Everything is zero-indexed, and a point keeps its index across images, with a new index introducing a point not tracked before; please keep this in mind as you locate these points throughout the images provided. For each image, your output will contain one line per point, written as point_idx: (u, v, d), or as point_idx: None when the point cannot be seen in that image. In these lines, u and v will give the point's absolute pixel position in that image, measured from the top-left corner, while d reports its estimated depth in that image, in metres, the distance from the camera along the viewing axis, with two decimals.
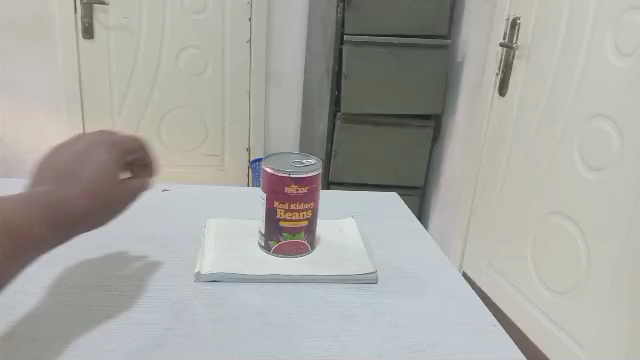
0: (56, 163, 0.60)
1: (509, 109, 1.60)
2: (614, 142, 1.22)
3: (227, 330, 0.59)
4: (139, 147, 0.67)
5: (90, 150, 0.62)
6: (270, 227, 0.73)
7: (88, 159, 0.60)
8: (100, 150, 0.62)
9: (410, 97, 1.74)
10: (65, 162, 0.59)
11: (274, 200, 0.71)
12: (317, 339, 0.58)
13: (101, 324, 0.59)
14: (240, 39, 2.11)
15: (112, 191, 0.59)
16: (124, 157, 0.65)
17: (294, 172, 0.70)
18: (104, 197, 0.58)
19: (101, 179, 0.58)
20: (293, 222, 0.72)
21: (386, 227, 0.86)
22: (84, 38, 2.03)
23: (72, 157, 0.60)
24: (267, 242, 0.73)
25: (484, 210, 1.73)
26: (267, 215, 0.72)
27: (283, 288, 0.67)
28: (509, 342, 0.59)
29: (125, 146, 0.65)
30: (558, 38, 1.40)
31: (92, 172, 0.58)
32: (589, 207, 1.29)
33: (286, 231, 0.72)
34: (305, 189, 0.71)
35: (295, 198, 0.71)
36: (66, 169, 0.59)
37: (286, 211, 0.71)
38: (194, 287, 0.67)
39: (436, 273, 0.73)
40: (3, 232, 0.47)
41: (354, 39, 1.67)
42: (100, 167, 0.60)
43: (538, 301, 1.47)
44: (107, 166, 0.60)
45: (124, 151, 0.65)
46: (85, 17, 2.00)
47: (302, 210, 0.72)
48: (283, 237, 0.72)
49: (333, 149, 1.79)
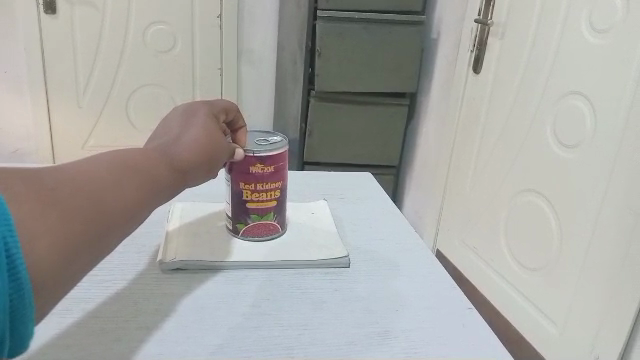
0: (161, 125, 0.58)
1: (484, 86, 1.57)
2: (588, 119, 1.20)
3: (192, 322, 0.55)
4: (233, 110, 0.68)
5: (192, 111, 0.61)
6: (236, 209, 0.68)
7: (191, 119, 0.58)
8: (200, 111, 0.61)
9: (386, 74, 1.70)
10: (172, 122, 0.58)
11: (240, 182, 0.66)
12: (286, 328, 0.55)
13: (54, 318, 0.54)
14: (210, 14, 2.04)
15: (221, 144, 0.57)
16: (221, 116, 0.65)
17: (258, 150, 0.65)
18: (215, 149, 0.56)
19: (207, 135, 0.56)
20: (261, 203, 0.68)
21: (359, 208, 0.83)
22: (45, 13, 1.93)
23: (177, 118, 0.59)
24: (234, 225, 0.69)
25: (457, 188, 1.72)
26: (231, 198, 0.68)
27: (250, 275, 0.64)
28: (483, 327, 0.57)
29: (222, 107, 0.66)
30: (534, 15, 1.37)
31: (197, 129, 0.56)
32: (561, 186, 1.29)
33: (254, 213, 0.68)
34: (271, 168, 0.66)
35: (262, 178, 0.66)
36: (170, 128, 0.56)
37: (252, 192, 0.67)
38: (153, 276, 0.63)
39: (410, 256, 0.70)
40: (138, 180, 0.44)
41: (328, 14, 1.61)
42: (204, 124, 0.58)
43: (510, 278, 1.48)
44: (211, 124, 0.59)
45: (221, 111, 0.65)
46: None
47: (270, 190, 0.67)
48: (250, 219, 0.68)
49: (308, 127, 1.75)
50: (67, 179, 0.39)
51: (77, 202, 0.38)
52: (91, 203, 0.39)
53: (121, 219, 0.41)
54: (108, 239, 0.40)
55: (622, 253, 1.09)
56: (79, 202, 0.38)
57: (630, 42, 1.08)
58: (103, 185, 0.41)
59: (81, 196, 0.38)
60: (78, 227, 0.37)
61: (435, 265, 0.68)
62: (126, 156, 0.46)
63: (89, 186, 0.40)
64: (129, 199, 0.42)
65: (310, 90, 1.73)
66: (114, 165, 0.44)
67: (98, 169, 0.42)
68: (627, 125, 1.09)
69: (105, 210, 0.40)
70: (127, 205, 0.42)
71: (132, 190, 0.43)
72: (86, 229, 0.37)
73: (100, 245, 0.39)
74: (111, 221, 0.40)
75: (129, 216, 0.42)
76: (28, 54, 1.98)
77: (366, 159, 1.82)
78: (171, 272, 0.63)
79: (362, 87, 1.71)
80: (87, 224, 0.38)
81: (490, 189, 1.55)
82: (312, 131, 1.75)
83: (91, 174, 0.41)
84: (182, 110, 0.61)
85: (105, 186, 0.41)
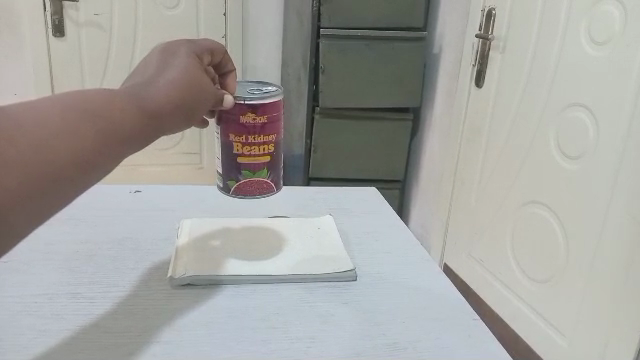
0: (142, 64, 0.58)
1: (486, 100, 1.59)
2: (590, 130, 1.21)
3: (201, 336, 0.56)
4: (219, 52, 0.68)
5: (174, 52, 0.59)
6: (228, 165, 0.72)
7: (171, 60, 0.57)
8: (182, 51, 0.60)
9: (389, 89, 1.72)
10: (151, 63, 0.57)
11: (231, 135, 0.70)
12: (295, 341, 0.56)
13: (66, 333, 0.56)
14: (215, 35, 2.08)
15: (204, 89, 0.56)
16: (206, 57, 0.65)
17: (249, 98, 0.68)
18: (197, 94, 0.55)
19: (185, 77, 0.54)
20: (252, 158, 0.72)
21: (364, 221, 0.84)
22: (53, 35, 1.97)
23: (156, 58, 0.57)
24: (225, 183, 0.74)
25: (462, 201, 1.72)
26: (224, 153, 0.72)
27: (258, 289, 0.65)
28: (489, 338, 0.58)
29: (208, 48, 0.66)
30: (534, 29, 1.39)
31: (175, 70, 0.55)
32: (565, 197, 1.29)
33: (246, 169, 0.72)
34: (263, 120, 0.69)
35: (253, 130, 0.70)
36: (149, 69, 0.56)
37: (243, 146, 0.70)
38: (163, 291, 0.64)
39: (416, 268, 0.71)
40: (101, 130, 0.44)
41: (331, 32, 1.64)
42: (183, 65, 0.56)
43: (517, 290, 1.48)
44: (192, 65, 0.57)
45: (205, 51, 0.65)
46: (54, 13, 1.94)
47: (262, 144, 0.71)
48: (242, 176, 0.73)
49: (312, 143, 1.77)
50: (12, 127, 0.39)
51: (19, 155, 0.39)
52: (36, 154, 0.40)
53: (73, 169, 0.42)
54: (59, 191, 0.41)
55: (629, 260, 1.10)
56: (24, 154, 0.39)
57: (629, 55, 1.10)
58: (55, 133, 0.41)
59: (25, 149, 0.39)
60: (17, 181, 0.38)
61: (440, 276, 0.69)
62: (95, 101, 0.46)
63: (38, 136, 0.40)
64: (85, 149, 0.43)
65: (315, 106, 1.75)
66: (76, 109, 0.44)
67: (55, 114, 0.42)
68: (630, 134, 1.10)
69: (57, 162, 0.41)
70: (80, 156, 0.42)
71: (88, 139, 0.43)
72: (27, 182, 0.39)
73: (49, 197, 0.41)
74: (60, 172, 0.41)
75: (82, 165, 0.43)
76: (36, 75, 2.01)
77: (371, 174, 1.83)
78: (181, 287, 0.65)
79: (366, 102, 1.73)
80: (31, 177, 0.39)
81: (495, 201, 1.56)
82: (317, 146, 1.77)
83: (45, 122, 0.41)
84: (165, 49, 0.60)
85: (61, 134, 0.42)
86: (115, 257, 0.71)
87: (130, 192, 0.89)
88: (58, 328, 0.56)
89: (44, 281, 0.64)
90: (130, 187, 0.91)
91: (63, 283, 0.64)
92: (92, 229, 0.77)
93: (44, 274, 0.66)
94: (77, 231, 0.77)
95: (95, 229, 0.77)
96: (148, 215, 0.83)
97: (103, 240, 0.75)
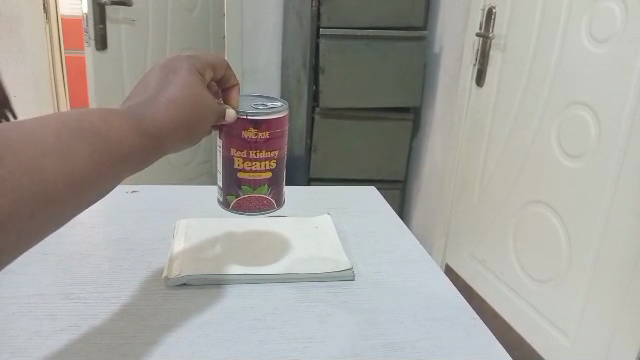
0: (141, 79, 0.56)
1: (488, 98, 1.58)
2: (592, 130, 1.20)
3: (197, 336, 0.56)
4: (221, 66, 0.68)
5: (174, 69, 0.58)
6: (228, 180, 0.72)
7: (171, 78, 0.56)
8: (183, 68, 0.58)
9: (389, 90, 1.71)
10: (152, 79, 0.55)
11: (232, 148, 0.69)
12: (292, 341, 0.55)
13: (61, 332, 0.55)
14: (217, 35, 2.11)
15: (203, 109, 0.55)
16: (206, 72, 0.64)
17: (253, 114, 0.67)
18: (196, 115, 0.53)
19: (186, 97, 0.53)
20: (253, 174, 0.71)
21: (362, 221, 0.83)
22: (96, 48, 1.87)
23: (157, 75, 0.56)
24: (226, 198, 0.74)
25: (465, 201, 1.71)
26: (225, 166, 0.71)
27: (253, 290, 0.64)
28: (489, 338, 0.57)
29: (208, 62, 0.65)
30: (536, 22, 1.37)
31: (175, 88, 0.53)
32: (567, 195, 1.28)
33: (246, 184, 0.72)
34: (265, 136, 0.68)
35: (255, 145, 0.68)
36: (149, 85, 0.54)
37: (244, 161, 0.70)
38: (159, 292, 0.63)
39: (415, 268, 0.70)
40: (97, 149, 0.43)
41: (331, 32, 1.63)
42: (185, 83, 0.55)
43: (523, 293, 1.45)
44: (193, 84, 0.56)
45: (206, 66, 0.64)
46: (99, 23, 1.83)
47: (265, 161, 0.70)
48: (242, 191, 0.72)
49: (312, 144, 1.77)
50: (4, 146, 0.37)
51: (9, 175, 0.36)
52: (32, 172, 0.38)
53: (69, 187, 0.40)
54: (55, 209, 0.39)
55: (635, 260, 1.08)
56: (20, 169, 0.37)
57: (630, 51, 1.09)
58: (50, 149, 0.40)
59: (18, 170, 0.37)
60: (5, 202, 0.36)
61: (440, 277, 0.68)
62: (93, 118, 0.44)
63: (32, 155, 0.38)
64: (80, 168, 0.41)
65: (315, 107, 1.74)
66: (74, 127, 0.42)
67: (49, 132, 0.41)
68: (631, 132, 1.09)
69: (52, 180, 0.39)
70: (75, 175, 0.41)
71: (85, 157, 0.42)
72: (18, 203, 0.37)
73: (42, 219, 0.39)
74: (56, 191, 0.39)
75: (77, 186, 0.41)
76: None
77: (371, 175, 1.82)
78: (177, 288, 0.64)
79: (366, 103, 1.72)
80: (26, 193, 0.37)
81: (497, 200, 1.55)
82: (316, 147, 1.76)
83: (40, 138, 0.40)
84: (166, 65, 0.58)
85: (55, 151, 0.40)
86: (111, 256, 0.70)
87: (126, 193, 0.88)
88: (53, 327, 0.56)
89: (39, 283, 0.64)
90: (128, 187, 0.90)
91: (58, 284, 0.64)
92: (88, 230, 0.77)
93: (38, 275, 0.65)
94: (73, 232, 0.76)
95: (90, 231, 0.76)
96: (144, 214, 0.82)
97: (99, 240, 0.74)
